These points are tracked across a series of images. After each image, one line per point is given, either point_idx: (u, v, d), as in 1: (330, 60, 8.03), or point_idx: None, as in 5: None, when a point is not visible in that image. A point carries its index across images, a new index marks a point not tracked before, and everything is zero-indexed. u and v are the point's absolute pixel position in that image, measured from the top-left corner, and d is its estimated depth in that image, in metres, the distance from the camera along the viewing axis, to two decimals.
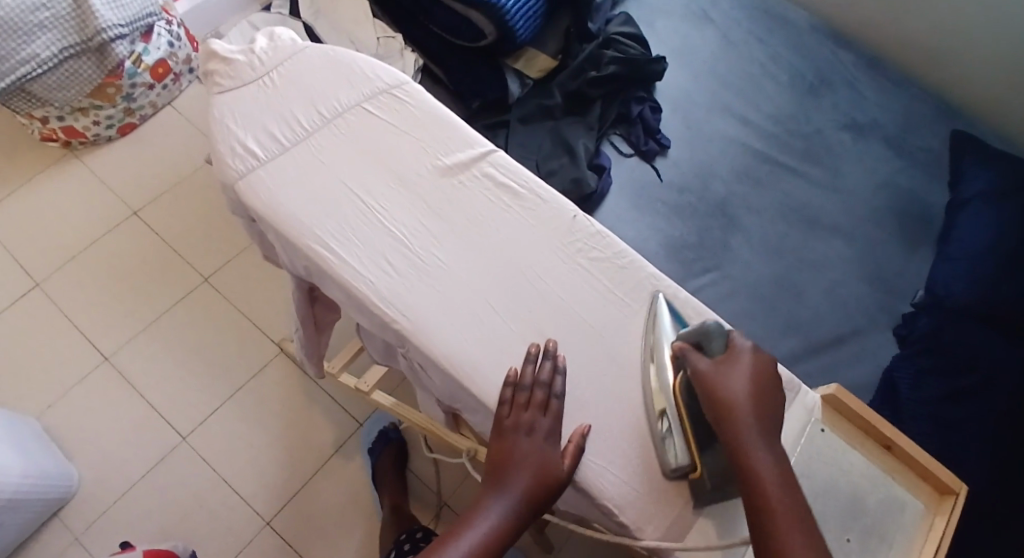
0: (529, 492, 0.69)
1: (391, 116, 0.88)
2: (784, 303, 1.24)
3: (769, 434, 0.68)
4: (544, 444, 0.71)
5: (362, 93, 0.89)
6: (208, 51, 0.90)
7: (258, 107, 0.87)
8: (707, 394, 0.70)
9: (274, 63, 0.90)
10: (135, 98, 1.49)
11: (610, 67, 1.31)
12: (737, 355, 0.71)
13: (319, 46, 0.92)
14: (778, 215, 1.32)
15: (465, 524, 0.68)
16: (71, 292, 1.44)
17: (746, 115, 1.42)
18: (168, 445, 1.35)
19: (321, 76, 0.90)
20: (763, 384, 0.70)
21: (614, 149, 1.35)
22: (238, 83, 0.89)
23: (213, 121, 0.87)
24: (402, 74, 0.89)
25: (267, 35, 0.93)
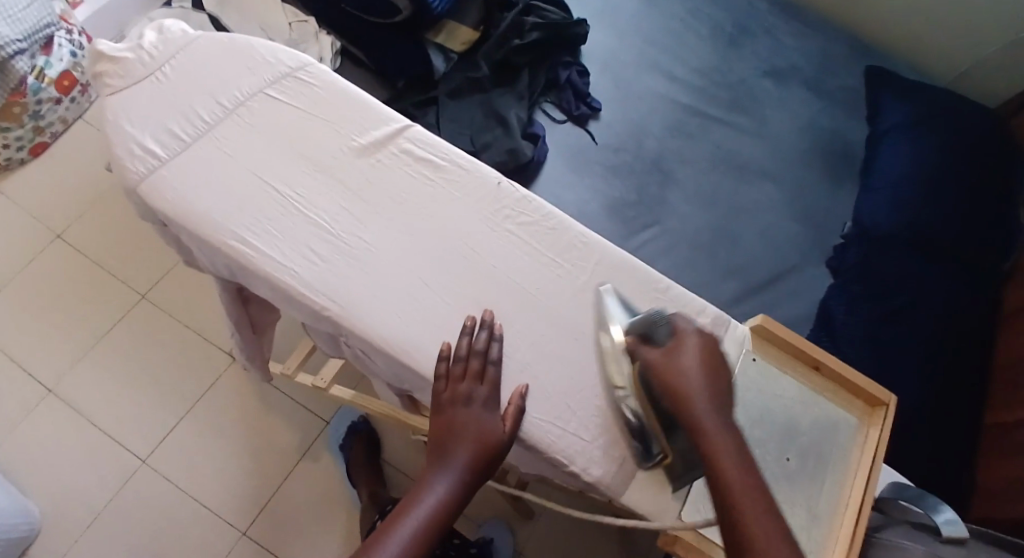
0: (473, 461, 0.70)
1: (297, 100, 0.85)
2: (721, 249, 1.27)
3: (724, 412, 0.68)
4: (482, 412, 0.72)
5: (264, 79, 0.85)
6: (93, 51, 0.86)
7: (155, 105, 0.83)
8: (660, 381, 0.69)
9: (165, 56, 0.86)
10: (43, 115, 1.41)
11: (533, 34, 1.31)
12: (685, 338, 0.70)
13: (211, 34, 0.87)
14: (709, 166, 1.36)
15: (412, 503, 0.68)
16: (3, 324, 1.39)
17: (670, 70, 1.45)
18: (127, 470, 1.32)
19: (218, 65, 0.85)
20: (714, 362, 0.70)
21: (547, 116, 1.35)
22: (129, 81, 0.84)
23: (107, 125, 0.83)
24: (304, 54, 0.86)
25: (156, 28, 0.88)
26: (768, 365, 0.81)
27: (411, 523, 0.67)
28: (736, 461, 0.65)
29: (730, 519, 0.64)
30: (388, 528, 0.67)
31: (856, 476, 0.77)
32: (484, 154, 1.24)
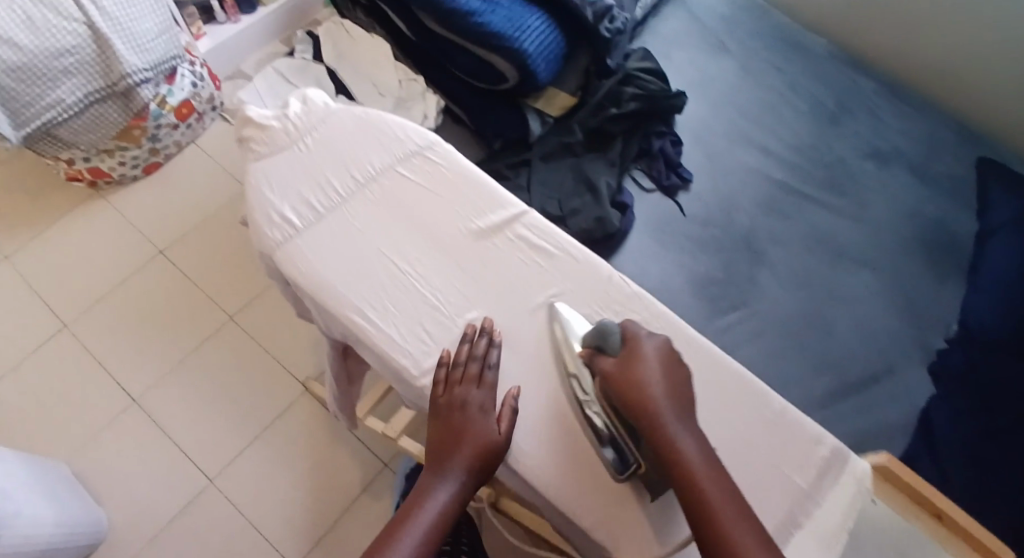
0: (473, 468, 0.70)
1: (427, 181, 0.85)
2: (815, 340, 1.23)
3: (687, 420, 0.68)
4: (477, 415, 0.72)
5: (397, 157, 0.86)
6: (243, 116, 0.87)
7: (296, 176, 0.83)
8: (620, 391, 0.70)
9: (307, 127, 0.86)
10: (160, 139, 1.51)
11: (631, 103, 1.30)
12: (638, 347, 0.71)
13: (349, 107, 0.88)
14: (803, 249, 1.30)
15: (411, 513, 0.68)
16: (98, 332, 1.46)
17: (766, 144, 1.38)
18: (195, 488, 1.37)
19: (352, 139, 0.86)
20: (673, 369, 0.71)
21: (636, 183, 1.33)
22: (273, 150, 0.85)
23: (249, 191, 0.83)
24: (434, 134, 0.86)
25: (300, 96, 0.89)
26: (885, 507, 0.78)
27: (413, 533, 0.66)
28: (705, 470, 0.66)
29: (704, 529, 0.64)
30: (390, 535, 0.66)
31: None
32: (571, 219, 1.24)
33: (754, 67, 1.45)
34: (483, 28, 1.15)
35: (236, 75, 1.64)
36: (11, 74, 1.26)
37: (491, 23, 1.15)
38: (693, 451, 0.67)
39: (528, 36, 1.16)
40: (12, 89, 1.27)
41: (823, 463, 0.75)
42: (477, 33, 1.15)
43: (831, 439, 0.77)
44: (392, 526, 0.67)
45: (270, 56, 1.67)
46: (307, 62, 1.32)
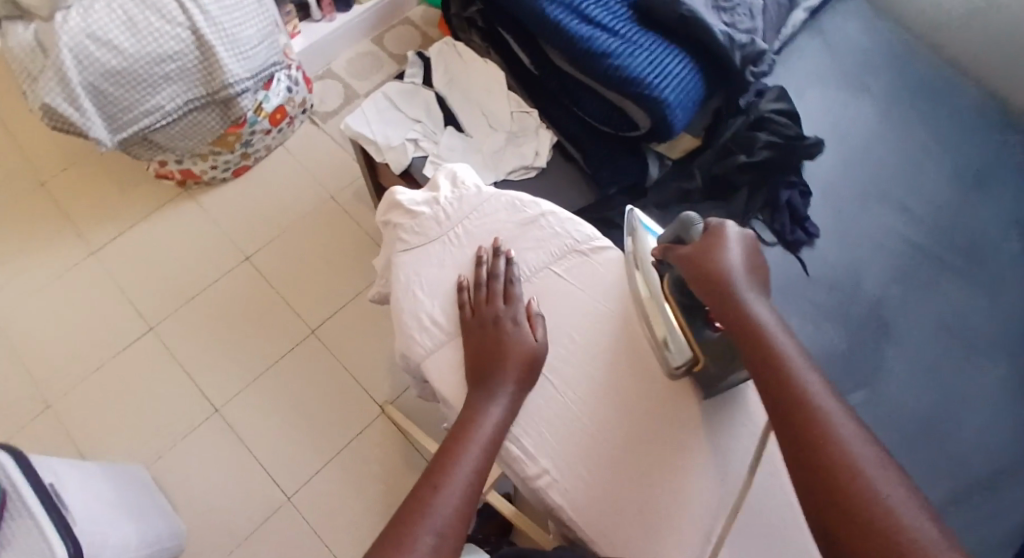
0: (515, 377, 0.81)
1: (578, 279, 0.90)
2: (939, 430, 1.08)
3: (755, 286, 0.78)
4: (513, 329, 0.84)
5: (550, 253, 0.91)
6: (393, 201, 0.95)
7: (447, 266, 0.91)
8: (695, 260, 0.80)
9: (460, 217, 0.93)
10: (252, 144, 1.50)
11: (763, 152, 1.20)
12: (719, 229, 0.82)
13: (502, 195, 0.95)
14: (936, 324, 1.16)
15: (470, 429, 0.77)
16: (182, 337, 1.45)
17: (902, 201, 1.26)
18: (272, 504, 1.32)
19: (507, 234, 0.93)
20: (749, 255, 0.81)
21: (756, 238, 1.21)
22: (423, 239, 0.92)
23: (399, 285, 0.90)
24: (592, 230, 0.91)
25: (451, 180, 0.97)
26: None
27: (475, 441, 0.76)
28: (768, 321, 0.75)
29: (763, 360, 0.72)
30: (452, 457, 0.75)
31: None
32: None
33: (895, 111, 1.34)
34: (620, 73, 1.06)
35: (326, 74, 1.67)
36: (109, 78, 1.22)
37: (628, 66, 1.06)
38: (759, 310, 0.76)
39: (668, 84, 1.07)
40: (111, 94, 1.23)
41: None
42: (610, 77, 1.07)
43: None
44: (454, 443, 0.76)
45: (361, 55, 1.70)
46: (418, 86, 1.26)
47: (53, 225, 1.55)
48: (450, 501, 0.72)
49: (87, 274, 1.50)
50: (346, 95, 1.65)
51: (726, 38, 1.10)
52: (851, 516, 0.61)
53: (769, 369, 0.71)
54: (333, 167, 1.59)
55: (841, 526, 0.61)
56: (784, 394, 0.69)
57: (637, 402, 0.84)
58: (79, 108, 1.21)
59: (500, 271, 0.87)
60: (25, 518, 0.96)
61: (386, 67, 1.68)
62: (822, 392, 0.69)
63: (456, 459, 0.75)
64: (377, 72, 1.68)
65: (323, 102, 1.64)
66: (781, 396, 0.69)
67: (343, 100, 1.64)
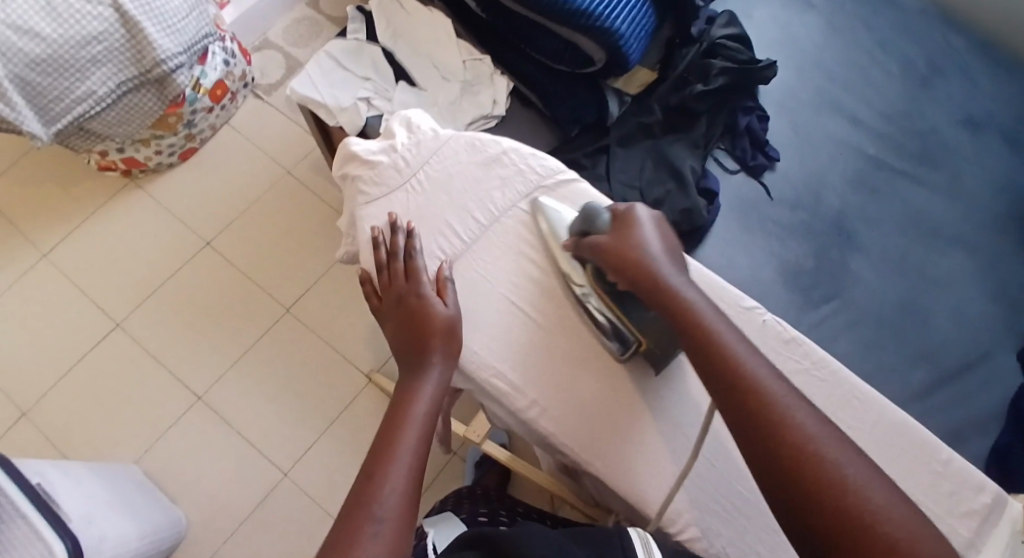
0: (432, 347, 0.80)
1: (549, 215, 0.90)
2: (910, 331, 1.12)
3: (681, 270, 0.77)
4: (426, 300, 0.82)
5: (517, 191, 0.91)
6: (349, 152, 0.93)
7: (413, 214, 0.89)
8: (613, 253, 0.79)
9: (421, 162, 0.91)
10: (195, 123, 1.44)
11: (719, 79, 1.19)
12: (631, 218, 0.80)
13: (461, 136, 0.93)
14: (896, 230, 1.18)
15: (406, 409, 0.75)
16: (152, 330, 1.42)
17: (854, 111, 1.27)
18: (269, 483, 1.33)
19: (471, 176, 0.91)
20: (666, 238, 0.80)
21: (719, 165, 1.22)
22: (386, 190, 0.90)
23: (365, 237, 0.89)
24: (557, 163, 0.91)
25: (407, 126, 0.94)
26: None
27: (414, 419, 0.75)
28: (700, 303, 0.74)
29: (707, 354, 0.71)
30: (393, 441, 0.72)
31: None
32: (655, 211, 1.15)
33: (842, 24, 1.34)
34: (568, 7, 1.06)
35: (264, 44, 1.61)
36: (35, 68, 1.16)
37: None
38: (694, 298, 0.75)
39: (619, 13, 1.08)
40: (39, 85, 1.17)
41: (983, 508, 0.78)
42: (560, 11, 1.06)
43: (984, 481, 0.79)
44: (390, 428, 0.74)
45: (297, 22, 1.64)
46: (363, 43, 1.22)
47: None
48: (400, 481, 0.69)
49: (41, 276, 1.45)
50: (287, 65, 1.60)
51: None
52: (824, 506, 0.60)
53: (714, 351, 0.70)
54: (284, 139, 1.55)
55: (812, 518, 0.60)
56: (735, 388, 0.68)
57: (579, 378, 0.84)
58: (8, 102, 1.15)
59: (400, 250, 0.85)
60: (17, 521, 0.98)
61: (325, 31, 1.63)
62: (773, 379, 0.68)
63: (394, 443, 0.72)
64: (316, 38, 1.62)
65: (264, 74, 1.59)
66: (734, 390, 0.68)
67: (285, 70, 1.59)
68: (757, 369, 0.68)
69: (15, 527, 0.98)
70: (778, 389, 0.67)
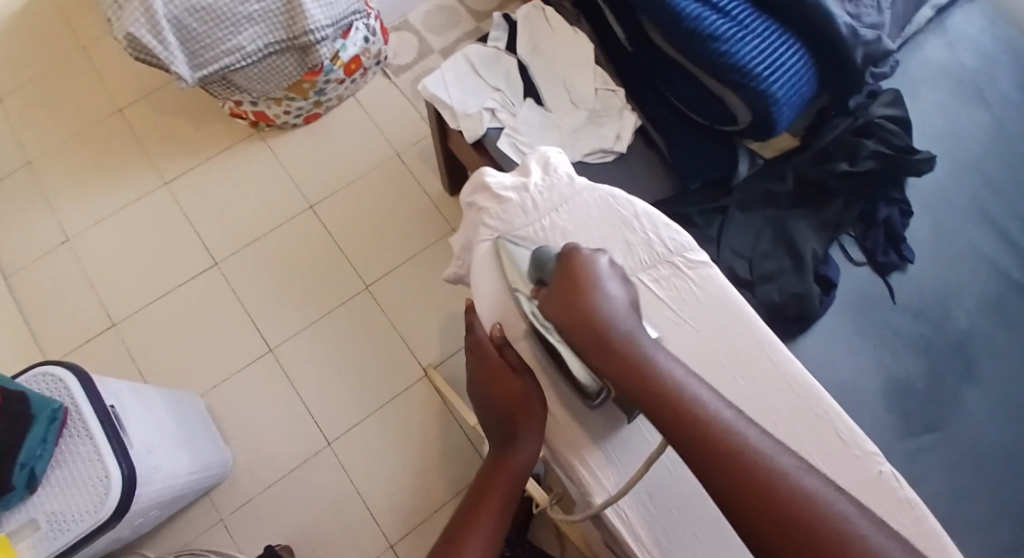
0: (520, 425, 0.81)
1: (669, 295, 0.84)
2: (1009, 481, 1.01)
3: (635, 328, 0.72)
4: (510, 375, 0.83)
5: (639, 260, 0.86)
6: (481, 181, 0.91)
7: (527, 259, 0.87)
8: (562, 315, 0.72)
9: (549, 208, 0.88)
10: (326, 92, 1.47)
11: (868, 162, 1.11)
12: (575, 267, 0.74)
13: (597, 189, 0.89)
14: (1020, 369, 1.07)
15: (494, 480, 0.82)
16: (244, 276, 1.47)
17: (1008, 230, 1.16)
18: (313, 449, 1.36)
19: (596, 233, 0.87)
20: (618, 284, 0.74)
21: (843, 254, 1.14)
22: (508, 228, 0.88)
23: (478, 272, 0.87)
24: (690, 243, 0.85)
25: (543, 165, 0.91)
26: None
27: (499, 490, 0.81)
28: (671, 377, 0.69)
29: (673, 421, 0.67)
30: (476, 511, 0.80)
31: None
32: (761, 286, 1.08)
33: (1015, 130, 1.22)
34: (726, 59, 1.01)
35: (403, 25, 1.62)
36: (194, 14, 1.21)
37: (736, 53, 1.01)
38: (658, 362, 0.70)
39: (779, 79, 1.02)
40: (194, 30, 1.22)
41: None
42: (714, 64, 1.01)
43: None
44: (478, 498, 0.81)
45: (439, 8, 1.64)
46: (502, 52, 1.21)
47: (128, 146, 1.57)
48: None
49: (158, 201, 1.53)
50: (420, 50, 1.60)
51: (848, 30, 1.03)
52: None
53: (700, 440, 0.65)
54: (402, 122, 1.56)
55: None
56: (714, 456, 0.64)
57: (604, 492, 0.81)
58: (162, 41, 1.20)
59: (479, 328, 0.88)
60: (83, 439, 1.04)
61: (463, 24, 1.63)
62: (752, 432, 0.65)
63: (479, 514, 0.80)
64: (454, 28, 1.62)
65: (397, 54, 1.60)
66: (705, 457, 0.65)
67: (417, 55, 1.60)
68: (717, 419, 0.66)
69: (81, 445, 1.04)
70: (762, 448, 0.64)
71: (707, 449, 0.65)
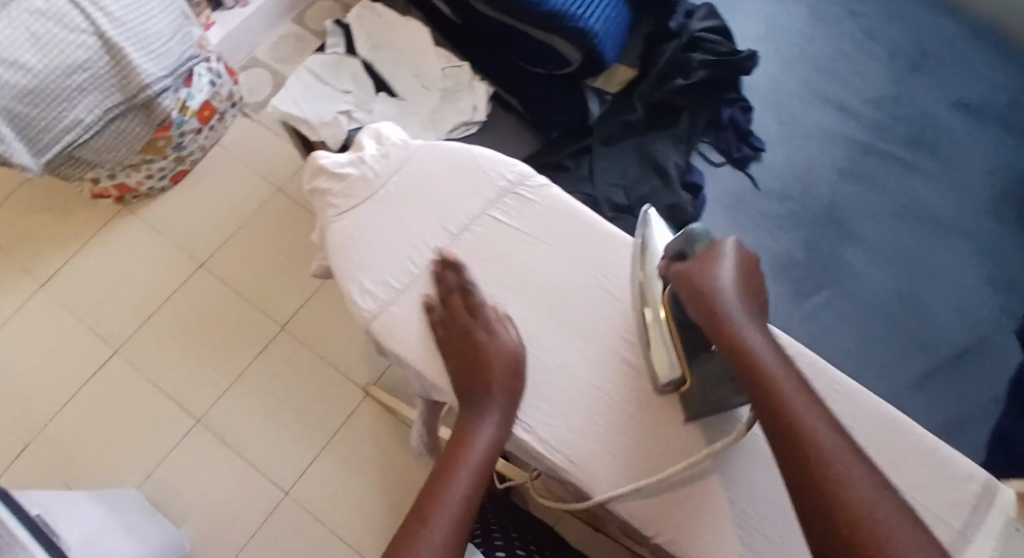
0: (503, 391, 0.77)
1: (521, 221, 0.87)
2: (901, 314, 1.10)
3: (751, 313, 0.68)
4: (483, 337, 0.79)
5: (486, 198, 0.89)
6: (317, 165, 0.91)
7: (381, 224, 0.88)
8: (688, 281, 0.70)
9: (389, 173, 0.90)
10: (185, 146, 1.46)
11: (699, 72, 1.20)
12: (722, 247, 0.72)
13: (431, 145, 0.92)
14: (889, 216, 1.17)
15: (462, 446, 0.74)
16: (152, 352, 1.43)
17: (843, 102, 1.27)
18: (272, 501, 1.33)
19: (441, 185, 0.89)
20: (753, 281, 0.71)
21: (703, 159, 1.23)
22: (355, 201, 0.89)
23: (335, 249, 0.88)
24: (527, 170, 0.89)
25: (375, 137, 0.93)
26: None
27: (468, 462, 0.73)
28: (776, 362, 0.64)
29: (764, 398, 0.63)
30: (450, 472, 0.72)
31: None
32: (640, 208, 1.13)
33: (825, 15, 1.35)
34: (546, 8, 1.06)
35: (252, 63, 1.63)
36: (22, 99, 1.18)
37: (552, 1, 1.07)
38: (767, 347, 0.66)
39: (593, 14, 1.10)
40: (29, 117, 1.19)
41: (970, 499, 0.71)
42: (536, 15, 1.07)
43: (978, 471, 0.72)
44: (446, 464, 0.73)
45: (283, 39, 1.65)
46: (343, 55, 1.23)
47: None
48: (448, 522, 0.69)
49: (40, 305, 1.47)
50: (275, 83, 1.61)
51: None
52: None
53: (784, 424, 0.61)
54: (276, 156, 1.56)
55: None
56: (795, 440, 0.60)
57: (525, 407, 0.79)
58: None
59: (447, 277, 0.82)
60: None
61: (311, 47, 1.64)
62: (852, 453, 0.59)
63: (452, 475, 0.72)
64: (303, 55, 1.64)
65: (252, 93, 1.60)
66: (790, 436, 0.60)
67: (273, 88, 1.61)
68: (808, 411, 0.61)
69: None
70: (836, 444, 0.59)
71: (789, 433, 0.60)
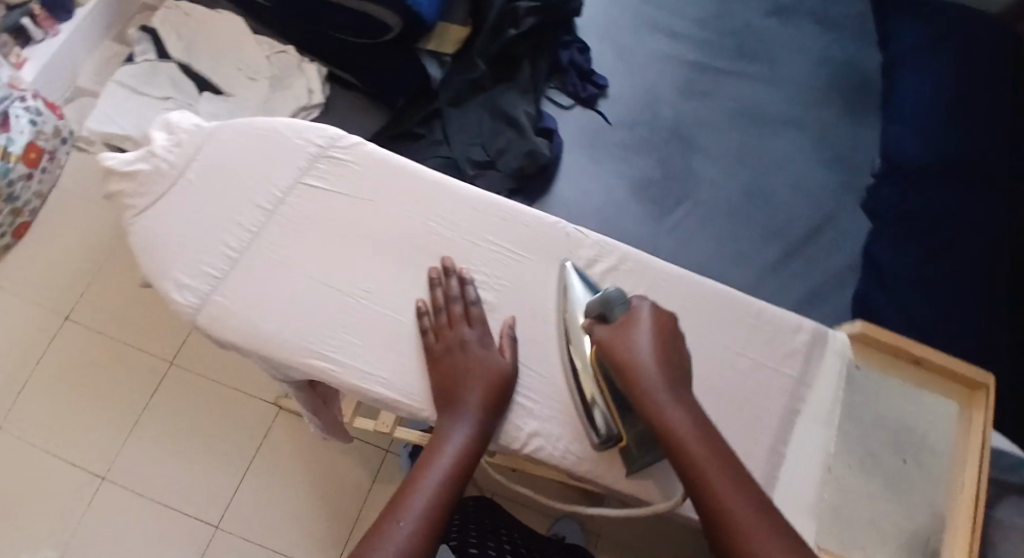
0: (485, 398, 0.74)
1: (336, 182, 0.86)
2: (758, 211, 1.19)
3: (672, 385, 0.70)
4: (473, 351, 0.77)
5: (294, 167, 0.87)
6: (105, 169, 0.87)
7: (192, 212, 0.84)
8: (608, 353, 0.72)
9: (186, 161, 0.86)
10: (18, 194, 1.37)
11: (529, 19, 1.22)
12: (638, 315, 0.72)
13: (228, 124, 0.88)
14: (729, 126, 1.25)
15: (433, 450, 0.72)
16: (34, 418, 1.34)
17: (670, 27, 1.33)
18: (202, 539, 1.28)
19: (242, 162, 0.87)
20: (673, 346, 0.72)
21: (554, 104, 1.25)
22: (155, 197, 0.85)
23: (142, 251, 0.84)
24: (333, 131, 0.87)
25: (164, 126, 0.89)
26: (869, 373, 0.85)
27: (440, 462, 0.70)
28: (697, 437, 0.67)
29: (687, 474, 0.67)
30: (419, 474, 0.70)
31: (966, 458, 0.81)
32: (500, 160, 1.16)
33: None
34: None
35: (76, 94, 1.53)
36: None
37: None
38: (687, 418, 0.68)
39: None
40: None
41: (805, 347, 0.82)
42: None
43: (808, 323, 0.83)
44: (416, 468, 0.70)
45: (105, 63, 1.56)
46: (156, 62, 1.26)
47: None
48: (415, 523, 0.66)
49: None
50: None
51: None
52: None
53: (710, 504, 0.65)
54: None
55: None
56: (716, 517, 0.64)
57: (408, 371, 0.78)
58: None
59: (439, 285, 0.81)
60: None
61: None
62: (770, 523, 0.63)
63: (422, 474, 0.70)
64: None
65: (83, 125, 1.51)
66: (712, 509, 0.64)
67: None
68: (729, 486, 0.65)
69: None
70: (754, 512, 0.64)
71: (711, 510, 0.65)
